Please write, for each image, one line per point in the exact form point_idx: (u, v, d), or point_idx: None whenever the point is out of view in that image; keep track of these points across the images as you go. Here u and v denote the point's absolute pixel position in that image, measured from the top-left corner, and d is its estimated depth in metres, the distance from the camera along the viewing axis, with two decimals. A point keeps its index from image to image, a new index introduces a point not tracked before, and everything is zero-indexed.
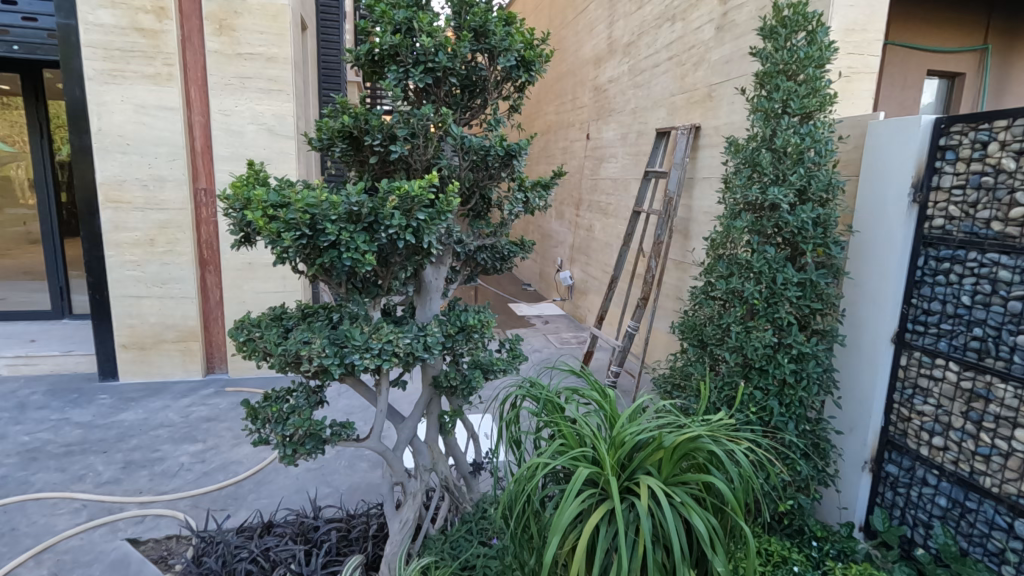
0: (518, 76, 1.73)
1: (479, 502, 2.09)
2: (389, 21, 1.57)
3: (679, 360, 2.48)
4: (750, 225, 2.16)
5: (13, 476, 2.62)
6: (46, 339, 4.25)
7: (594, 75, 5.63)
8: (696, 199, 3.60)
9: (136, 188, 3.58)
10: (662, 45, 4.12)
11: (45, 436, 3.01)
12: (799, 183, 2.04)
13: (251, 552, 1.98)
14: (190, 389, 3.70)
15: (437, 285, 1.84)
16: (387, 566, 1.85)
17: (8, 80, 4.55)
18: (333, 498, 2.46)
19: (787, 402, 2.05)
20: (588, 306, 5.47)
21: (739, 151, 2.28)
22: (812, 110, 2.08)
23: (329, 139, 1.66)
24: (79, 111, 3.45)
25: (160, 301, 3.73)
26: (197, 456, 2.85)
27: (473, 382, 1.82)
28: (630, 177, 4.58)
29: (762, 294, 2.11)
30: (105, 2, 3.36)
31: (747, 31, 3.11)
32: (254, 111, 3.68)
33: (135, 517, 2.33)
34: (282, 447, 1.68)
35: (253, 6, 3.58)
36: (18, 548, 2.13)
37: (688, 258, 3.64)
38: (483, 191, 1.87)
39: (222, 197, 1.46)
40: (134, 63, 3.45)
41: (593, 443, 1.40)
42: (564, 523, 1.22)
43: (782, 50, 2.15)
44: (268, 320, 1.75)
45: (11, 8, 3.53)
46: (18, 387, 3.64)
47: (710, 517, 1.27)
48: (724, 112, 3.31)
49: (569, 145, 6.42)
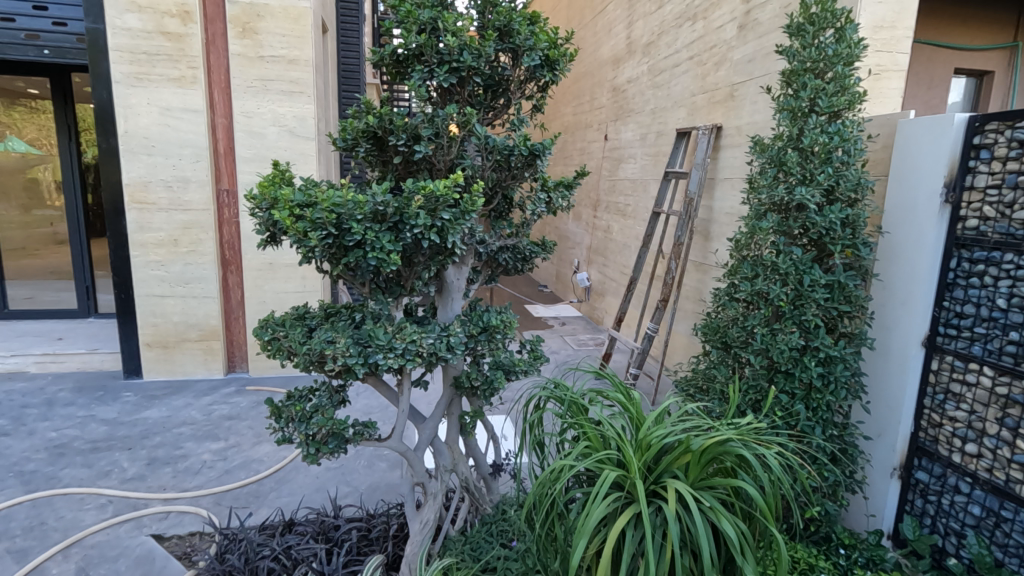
0: (542, 76, 1.72)
1: (499, 504, 2.08)
2: (414, 21, 1.57)
3: (702, 362, 2.45)
4: (776, 226, 2.13)
5: (41, 471, 2.67)
6: (72, 337, 4.33)
7: (613, 76, 5.60)
8: (717, 200, 3.55)
9: (161, 190, 3.63)
10: (683, 44, 4.08)
11: (72, 432, 3.07)
12: (827, 182, 2.00)
13: (273, 551, 1.99)
14: (212, 387, 3.75)
15: (458, 285, 1.83)
16: (408, 566, 1.85)
17: (38, 84, 4.65)
18: (353, 498, 2.47)
19: (813, 406, 2.01)
20: (606, 308, 5.43)
21: (765, 150, 2.25)
22: (841, 108, 2.03)
23: (353, 139, 1.66)
24: (107, 114, 3.52)
25: (183, 300, 3.78)
26: (219, 454, 2.88)
27: (495, 384, 1.80)
28: (649, 179, 4.55)
29: (788, 296, 2.07)
30: (132, 7, 3.42)
31: (771, 29, 3.07)
32: (275, 113, 3.72)
33: (160, 514, 2.36)
34: (305, 446, 1.68)
35: (275, 9, 3.62)
36: (47, 542, 2.17)
37: (709, 259, 3.60)
38: (506, 191, 1.86)
39: (249, 196, 1.47)
40: (159, 67, 3.51)
41: (619, 445, 1.38)
42: (590, 525, 1.21)
43: (810, 48, 2.11)
44: (292, 319, 1.76)
45: (41, 13, 3.61)
46: (46, 384, 3.72)
47: (739, 522, 1.25)
48: (746, 111, 3.27)
49: (587, 146, 6.39)
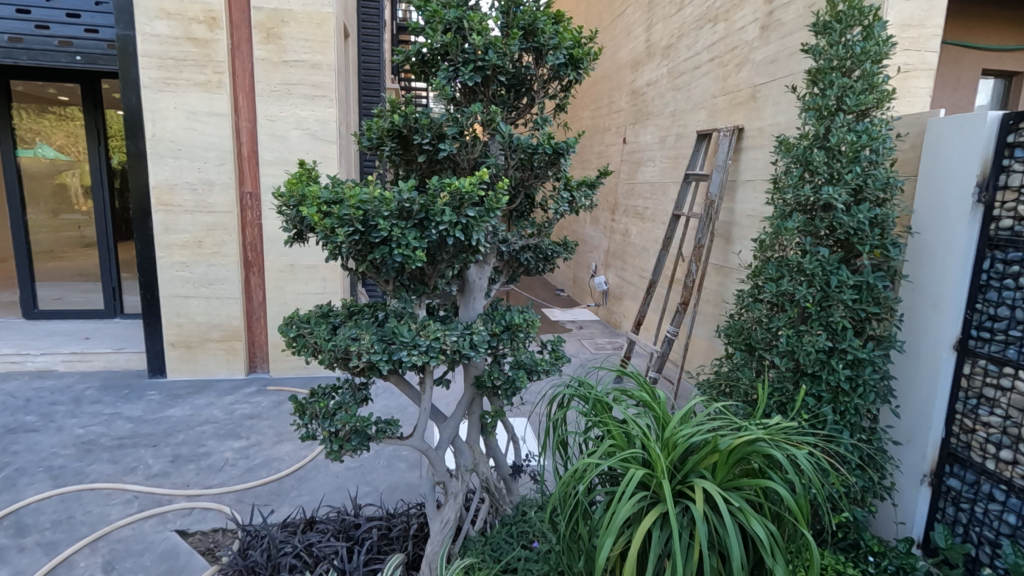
0: (566, 75, 1.72)
1: (519, 505, 2.07)
2: (440, 20, 1.59)
3: (725, 364, 2.42)
4: (802, 226, 2.10)
5: (69, 466, 2.72)
6: (99, 337, 4.42)
7: (632, 79, 5.59)
8: (738, 202, 3.52)
9: (186, 192, 3.70)
10: (703, 46, 4.06)
11: (98, 429, 3.13)
12: (854, 181, 1.97)
13: (295, 547, 2.01)
14: (233, 387, 3.80)
15: (480, 285, 1.83)
16: (428, 565, 1.84)
17: (68, 91, 4.77)
18: (373, 497, 2.48)
19: (841, 409, 1.97)
20: (624, 312, 5.40)
21: (790, 150, 2.22)
22: (869, 106, 2.00)
23: (378, 138, 1.67)
24: (136, 119, 3.60)
25: (206, 301, 3.84)
26: (241, 452, 2.91)
27: (517, 383, 1.78)
28: (669, 182, 4.52)
29: (814, 297, 2.04)
30: (161, 13, 3.49)
31: (795, 30, 3.04)
32: (298, 117, 3.77)
33: (184, 509, 2.39)
34: (328, 442, 1.68)
35: (299, 14, 3.67)
36: (75, 536, 2.21)
37: (730, 262, 3.57)
38: (528, 190, 1.86)
39: (277, 194, 1.49)
40: (186, 72, 3.58)
41: (644, 444, 1.37)
42: (617, 524, 1.19)
43: (837, 45, 2.08)
44: (316, 317, 1.78)
45: (73, 21, 3.71)
46: (74, 382, 3.80)
47: (769, 523, 1.23)
48: (769, 112, 3.23)
49: (605, 149, 6.38)
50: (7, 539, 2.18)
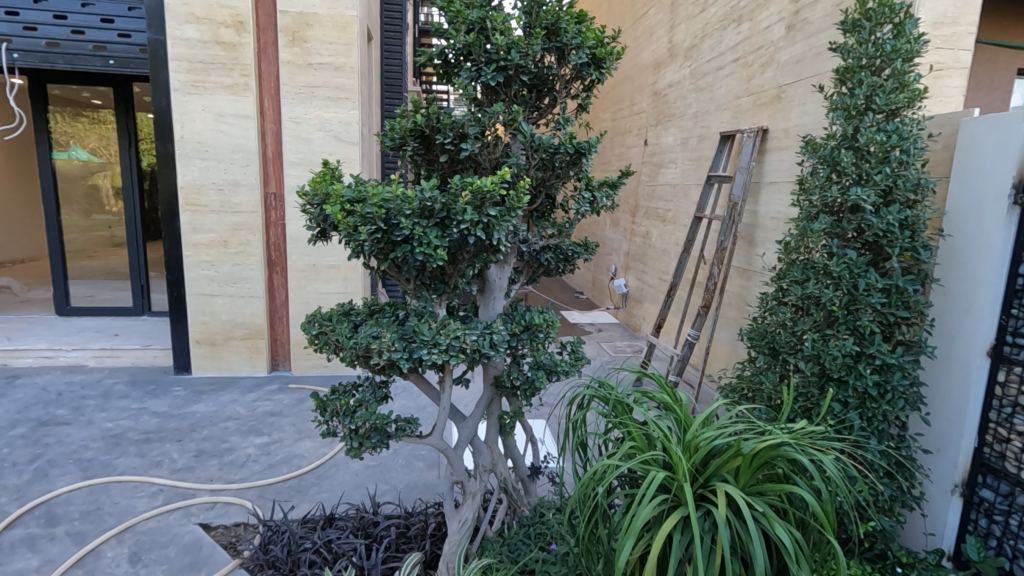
0: (589, 74, 1.71)
1: (537, 506, 2.05)
2: (463, 20, 1.59)
3: (747, 368, 2.38)
4: (829, 228, 2.06)
5: (98, 459, 2.79)
6: (127, 333, 4.54)
7: (653, 80, 5.55)
8: (762, 205, 3.46)
9: (213, 192, 3.78)
10: (727, 47, 4.02)
11: (126, 423, 3.21)
12: (884, 182, 1.92)
13: (314, 543, 2.03)
14: (256, 384, 3.87)
15: (500, 285, 1.83)
16: (446, 565, 1.85)
17: (101, 95, 4.90)
18: (392, 495, 2.49)
19: (869, 415, 1.92)
20: (644, 315, 5.36)
21: (817, 150, 2.19)
22: (900, 106, 1.95)
23: (401, 138, 1.68)
24: (165, 120, 3.69)
25: (231, 299, 3.91)
26: (263, 449, 2.95)
27: (536, 383, 1.77)
28: (691, 183, 4.48)
29: (841, 300, 1.99)
30: (191, 18, 3.58)
31: (822, 29, 2.99)
32: (322, 119, 3.83)
33: (207, 503, 2.43)
34: (348, 439, 1.70)
35: (324, 18, 3.73)
36: (102, 527, 2.26)
37: (753, 265, 3.51)
38: (550, 191, 1.85)
39: (301, 192, 1.51)
40: (214, 74, 3.66)
41: (665, 446, 1.36)
42: (637, 526, 1.18)
43: (866, 43, 2.04)
44: (338, 315, 1.79)
45: (108, 26, 3.82)
46: (103, 377, 3.91)
47: (793, 530, 1.21)
48: (795, 113, 3.18)
49: (626, 151, 6.35)
50: (38, 528, 2.24)
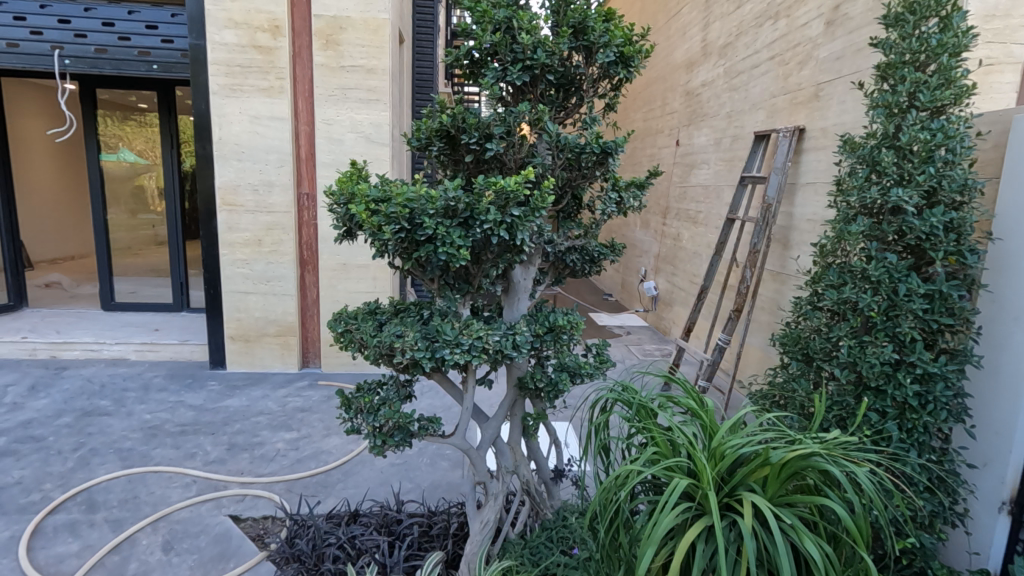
0: (616, 73, 1.69)
1: (560, 510, 2.02)
2: (489, 20, 1.59)
3: (779, 375, 2.31)
4: (867, 230, 1.99)
5: (136, 449, 2.90)
6: (167, 329, 4.70)
7: (686, 80, 5.46)
8: (798, 206, 3.36)
9: (249, 192, 3.88)
10: (763, 44, 3.92)
11: (163, 415, 3.32)
12: (927, 183, 1.84)
13: (339, 539, 2.05)
14: (287, 380, 3.96)
15: (525, 285, 1.82)
16: (468, 565, 1.84)
17: (146, 99, 5.12)
18: (415, 494, 2.51)
19: (908, 426, 1.83)
20: (673, 318, 5.27)
21: (855, 150, 2.11)
22: (945, 103, 1.86)
23: (426, 138, 1.69)
24: (204, 123, 3.81)
25: (264, 297, 4.01)
26: (292, 444, 3.01)
27: (560, 385, 1.76)
28: (723, 185, 4.38)
29: (880, 306, 1.92)
30: (229, 23, 3.68)
31: (863, 24, 2.88)
32: (354, 120, 3.89)
33: (237, 496, 2.49)
34: (372, 437, 1.71)
35: (356, 21, 3.78)
36: (139, 515, 2.34)
37: (787, 268, 3.42)
38: (576, 191, 1.84)
39: (328, 192, 1.54)
40: (251, 78, 3.76)
41: (690, 453, 1.33)
42: (659, 535, 1.15)
43: (910, 38, 1.96)
44: (363, 313, 1.81)
45: (152, 32, 3.95)
46: (143, 370, 4.05)
47: (824, 544, 1.16)
48: (833, 111, 3.07)
49: (658, 152, 6.26)
50: (79, 514, 2.34)
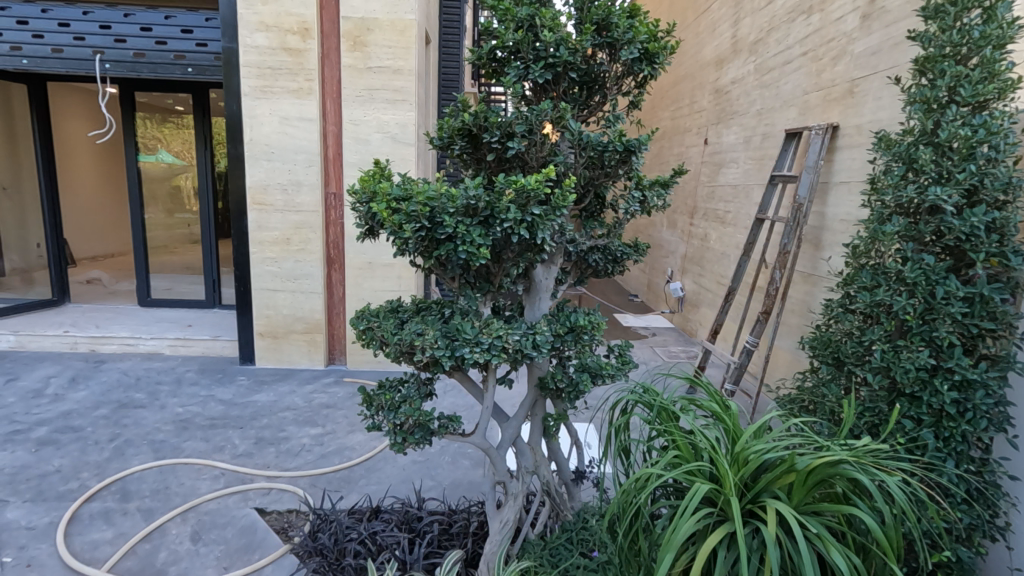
0: (641, 70, 1.66)
1: (580, 512, 2.00)
2: (512, 18, 1.58)
3: (808, 379, 2.25)
4: (903, 230, 1.92)
5: (169, 441, 2.98)
6: (199, 325, 4.83)
7: (715, 77, 5.36)
8: (831, 206, 3.26)
9: (278, 192, 3.96)
10: (795, 40, 3.82)
11: (194, 409, 3.41)
12: (968, 181, 1.76)
13: (360, 534, 2.07)
14: (313, 377, 4.03)
15: (546, 285, 1.80)
16: (487, 565, 1.84)
17: (182, 101, 5.26)
18: (436, 492, 2.52)
19: (945, 435, 1.76)
20: (700, 320, 5.18)
21: (891, 147, 2.04)
22: (988, 98, 1.78)
23: (448, 137, 1.69)
24: (235, 124, 3.90)
25: (292, 294, 4.08)
26: (317, 439, 3.06)
27: (580, 386, 1.74)
28: (753, 184, 4.29)
29: (915, 309, 1.84)
30: (261, 27, 3.76)
31: (901, 17, 2.77)
32: (380, 121, 3.93)
33: (263, 489, 2.54)
34: (392, 434, 1.72)
35: (384, 22, 3.82)
36: (169, 505, 2.41)
37: (818, 270, 3.32)
38: (599, 190, 1.81)
39: (351, 191, 1.56)
40: (281, 80, 3.83)
41: (712, 457, 1.30)
42: (678, 541, 1.12)
43: (950, 31, 1.88)
44: (386, 311, 1.82)
45: (188, 36, 4.07)
46: (176, 364, 4.18)
47: (852, 556, 1.12)
48: (869, 108, 2.98)
49: (686, 151, 6.16)
50: (114, 502, 2.42)
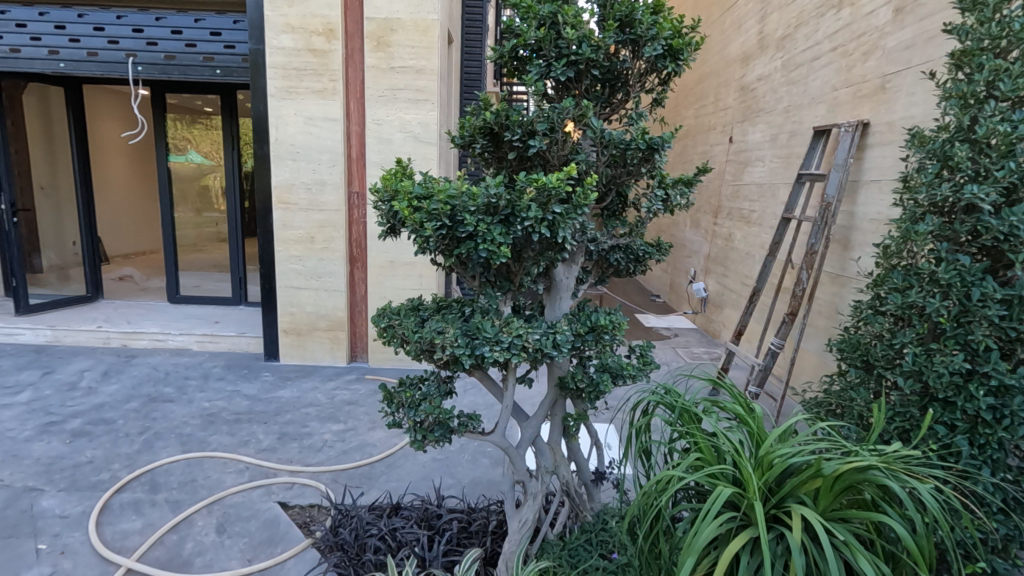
0: (664, 67, 1.64)
1: (600, 513, 1.98)
2: (534, 16, 1.58)
3: (836, 382, 2.19)
4: (937, 230, 1.85)
5: (196, 435, 3.05)
6: (226, 322, 4.93)
7: (741, 74, 5.27)
8: (860, 205, 3.18)
9: (302, 191, 4.02)
10: (825, 35, 3.73)
11: (220, 403, 3.48)
12: (1007, 179, 1.69)
13: (380, 530, 2.08)
14: (336, 373, 4.08)
15: (567, 284, 1.79)
16: (506, 564, 1.84)
17: (211, 102, 5.37)
18: (456, 490, 2.53)
19: (981, 442, 1.70)
20: (724, 321, 5.11)
21: (925, 144, 1.97)
22: None
23: (470, 135, 1.69)
24: (261, 124, 3.96)
25: (316, 292, 4.14)
26: (339, 435, 3.09)
27: (601, 387, 1.72)
28: (779, 182, 4.20)
29: (949, 312, 1.78)
30: (287, 28, 3.82)
31: (936, 10, 2.69)
32: (402, 120, 3.96)
33: (286, 483, 2.58)
34: (412, 431, 1.73)
35: (406, 22, 3.85)
36: (196, 497, 2.46)
37: (847, 270, 3.24)
38: (621, 188, 1.80)
39: (373, 189, 1.56)
40: (306, 80, 3.88)
41: (735, 461, 1.28)
42: (699, 545, 1.10)
43: (989, 23, 1.81)
44: (406, 309, 1.83)
45: (216, 38, 4.16)
46: (204, 360, 4.27)
47: (881, 564, 1.09)
48: (901, 104, 2.89)
49: (710, 149, 6.08)
50: (143, 493, 2.48)
